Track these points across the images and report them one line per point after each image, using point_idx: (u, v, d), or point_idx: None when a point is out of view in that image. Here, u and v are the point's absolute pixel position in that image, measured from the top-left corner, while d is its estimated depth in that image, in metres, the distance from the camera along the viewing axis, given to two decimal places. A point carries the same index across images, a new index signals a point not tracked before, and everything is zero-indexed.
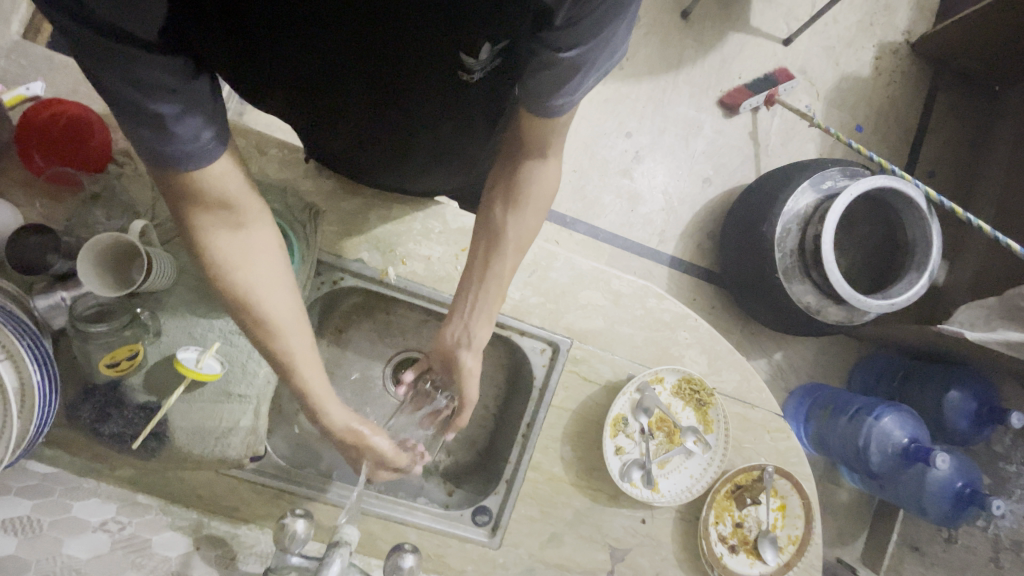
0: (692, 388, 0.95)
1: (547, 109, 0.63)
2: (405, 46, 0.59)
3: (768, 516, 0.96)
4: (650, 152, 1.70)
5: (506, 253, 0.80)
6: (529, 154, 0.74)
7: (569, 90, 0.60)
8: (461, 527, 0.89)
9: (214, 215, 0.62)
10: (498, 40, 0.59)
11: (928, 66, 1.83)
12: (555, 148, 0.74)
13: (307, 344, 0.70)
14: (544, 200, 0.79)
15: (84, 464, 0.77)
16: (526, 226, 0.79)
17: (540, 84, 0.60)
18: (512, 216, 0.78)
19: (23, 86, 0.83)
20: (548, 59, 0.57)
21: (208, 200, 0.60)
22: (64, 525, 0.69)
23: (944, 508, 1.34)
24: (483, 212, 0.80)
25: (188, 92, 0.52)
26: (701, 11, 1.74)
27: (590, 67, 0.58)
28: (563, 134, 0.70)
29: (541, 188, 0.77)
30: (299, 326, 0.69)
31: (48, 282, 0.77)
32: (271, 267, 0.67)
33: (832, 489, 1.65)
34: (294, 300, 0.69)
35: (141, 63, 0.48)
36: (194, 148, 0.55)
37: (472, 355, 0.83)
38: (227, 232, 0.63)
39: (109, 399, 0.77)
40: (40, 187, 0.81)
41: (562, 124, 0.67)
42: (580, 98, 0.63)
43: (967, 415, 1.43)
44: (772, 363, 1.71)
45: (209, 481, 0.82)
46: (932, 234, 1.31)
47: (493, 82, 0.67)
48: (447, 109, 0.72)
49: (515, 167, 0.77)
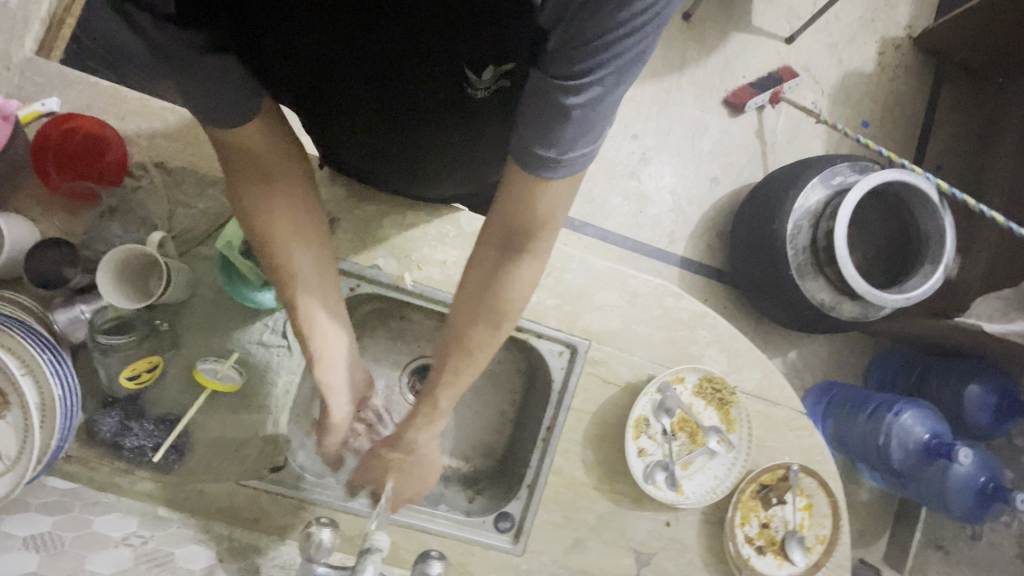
0: (713, 387, 0.94)
1: (533, 161, 0.56)
2: (411, 59, 0.61)
3: (795, 516, 0.94)
4: (657, 154, 1.70)
5: (453, 356, 0.75)
6: (507, 241, 0.68)
7: (559, 141, 0.53)
8: (484, 534, 0.88)
9: (247, 173, 0.64)
10: (502, 63, 0.60)
11: (932, 60, 1.82)
12: (542, 243, 0.67)
13: (325, 301, 0.73)
14: (516, 310, 0.72)
15: (102, 478, 0.76)
16: (478, 336, 0.73)
17: (529, 123, 0.53)
18: (468, 314, 0.73)
19: (38, 102, 0.84)
20: (542, 87, 0.51)
21: (243, 155, 0.62)
22: (85, 541, 0.66)
23: (968, 505, 1.32)
24: (455, 309, 0.74)
25: (207, 73, 0.51)
26: (702, 12, 1.74)
27: (585, 121, 0.52)
28: (552, 219, 0.64)
29: (516, 287, 0.70)
30: (316, 282, 0.72)
31: (67, 296, 0.76)
32: (301, 217, 0.70)
33: (853, 488, 1.62)
34: (320, 252, 0.73)
35: (158, 31, 0.47)
36: (230, 118, 0.56)
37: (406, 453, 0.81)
38: (273, 219, 0.67)
39: (132, 410, 0.79)
40: (58, 203, 0.82)
41: (548, 192, 0.59)
42: (573, 160, 0.56)
43: (987, 411, 1.42)
44: (786, 362, 1.69)
45: (229, 494, 0.80)
46: (946, 226, 1.30)
47: (499, 104, 0.69)
48: (452, 124, 0.73)
49: (494, 262, 0.70)
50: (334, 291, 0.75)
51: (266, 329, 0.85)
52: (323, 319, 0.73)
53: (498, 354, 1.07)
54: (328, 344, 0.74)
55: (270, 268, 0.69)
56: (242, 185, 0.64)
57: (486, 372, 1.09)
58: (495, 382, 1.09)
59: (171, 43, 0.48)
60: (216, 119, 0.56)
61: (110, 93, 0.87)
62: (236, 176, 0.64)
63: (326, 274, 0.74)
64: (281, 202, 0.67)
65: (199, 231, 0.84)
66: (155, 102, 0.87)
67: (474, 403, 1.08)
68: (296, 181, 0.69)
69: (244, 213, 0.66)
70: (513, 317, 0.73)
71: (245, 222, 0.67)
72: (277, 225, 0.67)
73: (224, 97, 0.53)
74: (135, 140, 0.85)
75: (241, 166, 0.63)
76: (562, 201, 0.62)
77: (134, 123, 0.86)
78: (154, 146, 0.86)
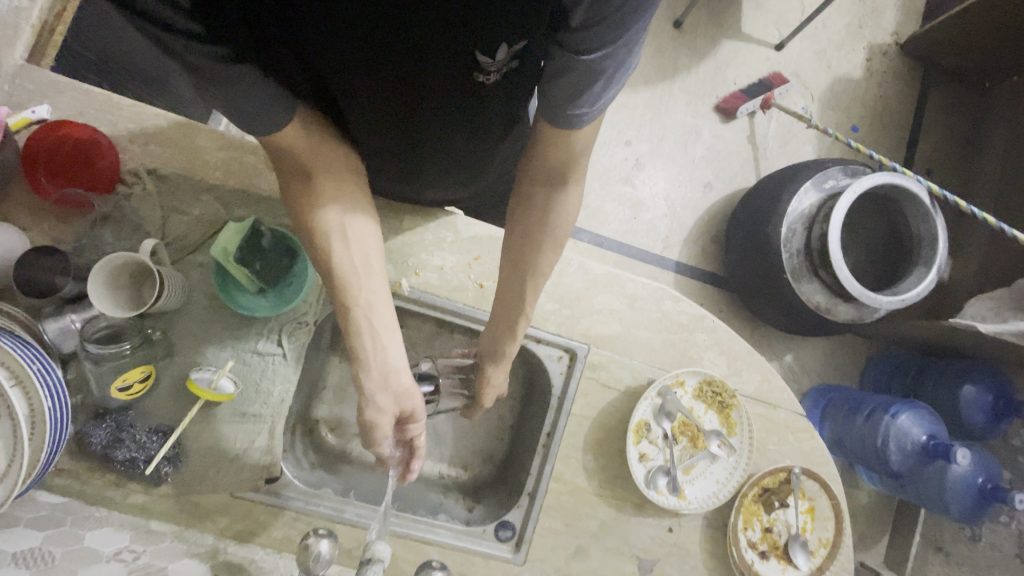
0: (713, 390, 0.94)
1: (564, 119, 0.59)
2: (423, 50, 0.57)
3: (797, 519, 0.93)
4: (650, 160, 1.71)
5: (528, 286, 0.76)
6: (551, 180, 0.70)
7: (589, 97, 0.56)
8: (485, 543, 0.87)
9: (293, 172, 0.64)
10: (516, 41, 0.56)
11: (918, 66, 1.86)
12: (578, 174, 0.70)
13: (382, 297, 0.66)
14: (565, 230, 0.74)
15: (95, 492, 0.75)
16: (543, 263, 0.75)
17: (559, 89, 0.56)
18: (531, 251, 0.74)
19: (29, 110, 0.83)
20: (566, 62, 0.53)
21: (280, 150, 0.61)
22: (75, 556, 0.64)
23: (966, 505, 1.32)
24: (512, 248, 0.76)
25: (237, 84, 0.52)
26: (693, 20, 1.77)
27: (611, 75, 0.54)
28: (584, 156, 0.67)
29: (563, 216, 0.73)
30: (372, 274, 0.66)
31: (58, 305, 0.75)
32: (352, 204, 0.66)
33: (853, 491, 1.62)
34: (369, 244, 0.67)
35: (182, 47, 0.48)
36: (272, 122, 0.57)
37: (496, 366, 0.84)
38: (321, 211, 0.64)
39: (123, 422, 0.76)
40: (49, 210, 0.80)
41: (579, 137, 0.62)
42: (603, 108, 0.59)
43: (983, 410, 1.42)
44: (783, 366, 1.70)
45: (224, 505, 0.79)
46: (937, 229, 1.31)
47: (511, 85, 0.65)
48: (465, 117, 0.69)
49: (535, 195, 0.73)
50: (385, 293, 0.67)
51: (262, 338, 0.84)
52: (380, 313, 0.66)
53: None
54: (387, 344, 0.67)
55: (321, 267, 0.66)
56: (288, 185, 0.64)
57: None
58: None
59: (193, 56, 0.49)
60: (253, 123, 0.56)
61: (102, 100, 0.86)
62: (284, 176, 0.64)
63: (374, 270, 0.66)
64: (328, 193, 0.64)
65: (194, 239, 0.83)
66: (148, 109, 0.86)
67: None
68: (345, 175, 0.66)
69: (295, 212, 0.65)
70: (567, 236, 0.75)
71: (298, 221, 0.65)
72: (325, 214, 0.64)
73: (258, 101, 0.54)
74: (127, 147, 0.84)
75: (285, 163, 0.63)
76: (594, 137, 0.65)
77: (127, 129, 0.85)
78: (147, 153, 0.85)
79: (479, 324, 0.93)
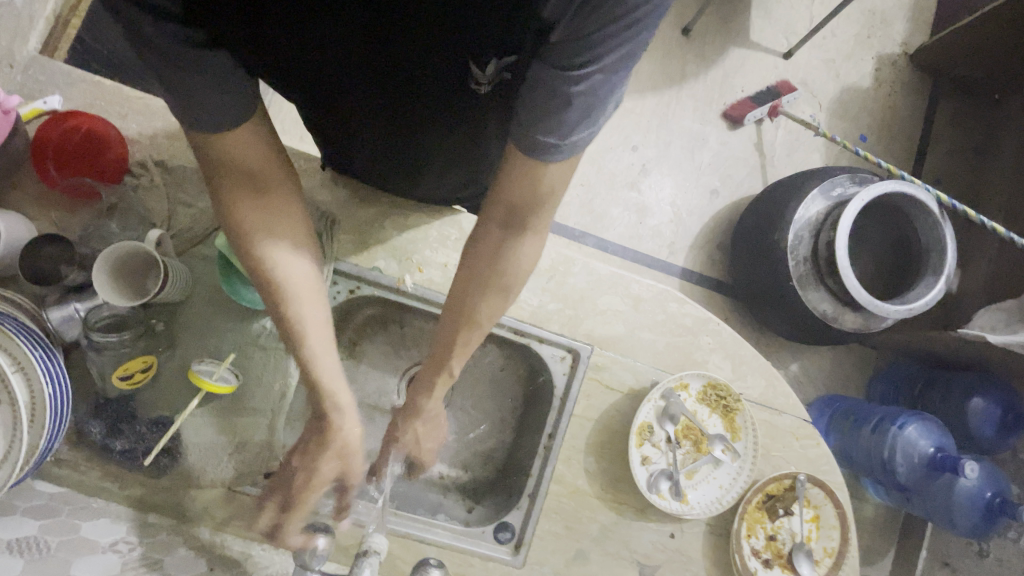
0: (718, 394, 0.92)
1: (535, 146, 0.56)
2: (416, 54, 0.57)
3: (802, 527, 0.91)
4: (656, 165, 1.71)
5: (462, 333, 0.74)
6: (505, 223, 0.68)
7: (562, 124, 0.53)
8: (483, 544, 0.86)
9: (240, 185, 0.62)
10: (505, 56, 0.57)
11: (927, 76, 1.85)
12: (539, 221, 0.67)
13: (325, 317, 0.71)
14: (519, 279, 0.72)
15: (92, 483, 0.74)
16: (490, 306, 0.73)
17: (533, 106, 0.53)
18: (475, 291, 0.72)
19: (40, 100, 0.82)
20: (546, 77, 0.51)
21: (232, 166, 0.61)
22: (72, 546, 0.64)
23: (975, 520, 1.29)
24: (457, 287, 0.74)
25: (195, 67, 0.50)
26: (701, 27, 1.77)
27: (590, 103, 0.52)
28: (552, 198, 0.64)
29: (520, 260, 0.71)
30: (313, 297, 0.69)
31: (61, 294, 0.75)
32: (294, 222, 0.69)
33: (858, 504, 1.59)
34: (311, 265, 0.71)
35: (152, 28, 0.46)
36: (226, 123, 0.56)
37: (407, 421, 0.83)
38: (264, 231, 0.65)
39: (122, 413, 0.76)
40: (56, 201, 0.81)
41: (552, 174, 0.60)
42: (575, 142, 0.56)
43: (992, 423, 1.40)
44: (788, 375, 1.68)
45: (221, 500, 0.78)
46: (947, 238, 1.30)
47: (504, 95, 0.65)
48: (459, 119, 0.70)
49: (489, 236, 0.70)
50: (324, 316, 0.71)
51: (264, 331, 0.83)
52: (320, 336, 0.70)
53: (498, 360, 1.05)
54: (333, 363, 0.72)
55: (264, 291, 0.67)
56: (232, 195, 0.63)
57: (485, 379, 1.07)
58: (495, 389, 1.07)
59: (160, 36, 0.47)
60: (210, 121, 0.55)
61: (113, 92, 0.87)
62: (228, 193, 0.63)
63: (319, 295, 0.71)
64: (276, 213, 0.66)
65: (199, 230, 0.83)
66: (157, 102, 0.87)
67: (472, 411, 1.07)
68: (291, 190, 0.68)
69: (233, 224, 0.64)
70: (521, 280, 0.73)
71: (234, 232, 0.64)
72: (270, 236, 0.66)
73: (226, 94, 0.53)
74: (136, 139, 0.85)
75: (229, 178, 0.62)
76: (566, 179, 0.62)
77: (136, 122, 0.86)
78: (156, 145, 0.85)
79: None
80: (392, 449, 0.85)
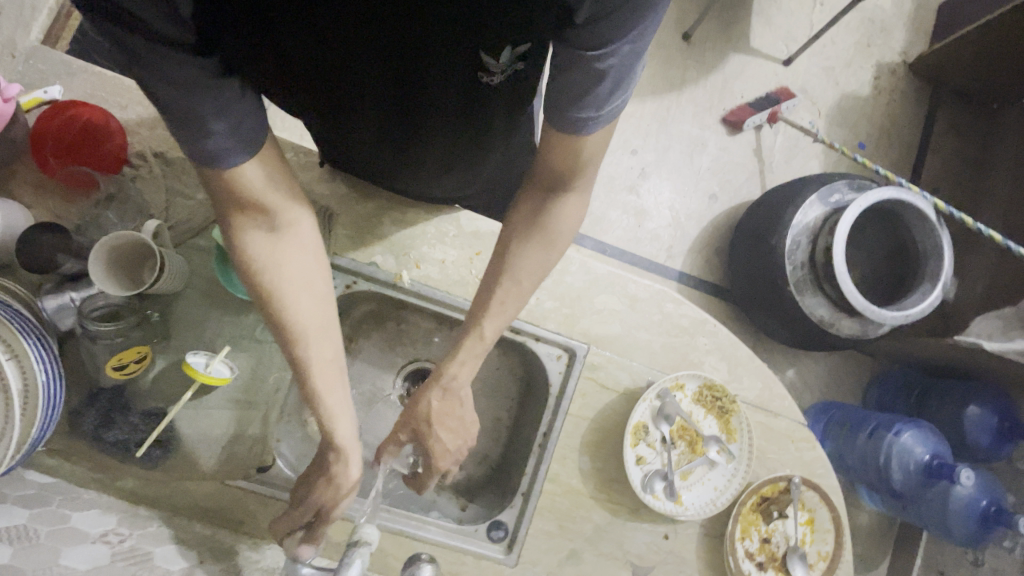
0: (713, 395, 0.92)
1: (572, 123, 0.61)
2: (429, 51, 0.57)
3: (796, 531, 0.91)
4: (656, 169, 1.72)
5: (502, 287, 0.77)
6: (547, 188, 0.74)
7: (595, 100, 0.57)
8: (476, 543, 0.85)
9: (248, 221, 0.64)
10: (519, 44, 0.57)
11: (926, 85, 1.86)
12: (582, 182, 0.72)
13: (335, 353, 0.71)
14: (564, 237, 0.77)
15: (83, 474, 0.73)
16: (529, 261, 0.77)
17: (565, 92, 0.57)
18: (517, 246, 0.77)
19: (41, 90, 0.83)
20: (572, 60, 0.54)
21: (242, 202, 0.62)
22: (61, 535, 0.63)
23: (970, 528, 1.29)
24: (499, 243, 0.79)
25: (206, 94, 0.52)
26: (701, 34, 1.78)
27: (617, 76, 0.55)
28: (592, 162, 0.68)
29: (561, 222, 0.76)
30: (322, 334, 0.69)
31: (57, 282, 0.75)
32: (308, 260, 0.69)
33: (853, 510, 1.59)
34: (327, 302, 0.70)
35: (163, 56, 0.48)
36: (237, 147, 0.57)
37: (429, 388, 0.80)
38: (274, 267, 0.66)
39: (115, 403, 0.75)
40: (53, 190, 0.81)
41: (587, 144, 0.64)
42: (609, 111, 0.60)
43: (988, 431, 1.39)
44: (785, 380, 1.68)
45: (214, 492, 0.77)
46: (943, 244, 1.30)
47: (513, 86, 0.65)
48: (465, 116, 0.70)
49: (537, 201, 0.76)
50: (335, 353, 0.71)
51: (259, 324, 0.83)
52: (324, 373, 0.69)
53: (494, 358, 1.05)
54: (339, 399, 0.71)
55: (274, 323, 0.67)
56: (242, 229, 0.64)
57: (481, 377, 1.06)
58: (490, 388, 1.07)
59: (172, 65, 0.48)
60: (219, 147, 0.56)
61: (114, 83, 0.87)
62: (238, 227, 0.64)
63: (332, 326, 0.71)
64: (285, 250, 0.67)
65: (196, 223, 0.83)
66: None
67: None
68: (304, 227, 0.68)
69: (241, 258, 0.65)
70: (565, 241, 0.78)
71: (245, 266, 0.65)
72: (279, 273, 0.66)
73: (236, 109, 0.55)
74: (136, 130, 0.85)
75: (240, 212, 0.63)
76: (603, 145, 0.66)
77: (136, 113, 0.86)
78: (155, 137, 0.85)
79: None
80: (401, 428, 0.82)
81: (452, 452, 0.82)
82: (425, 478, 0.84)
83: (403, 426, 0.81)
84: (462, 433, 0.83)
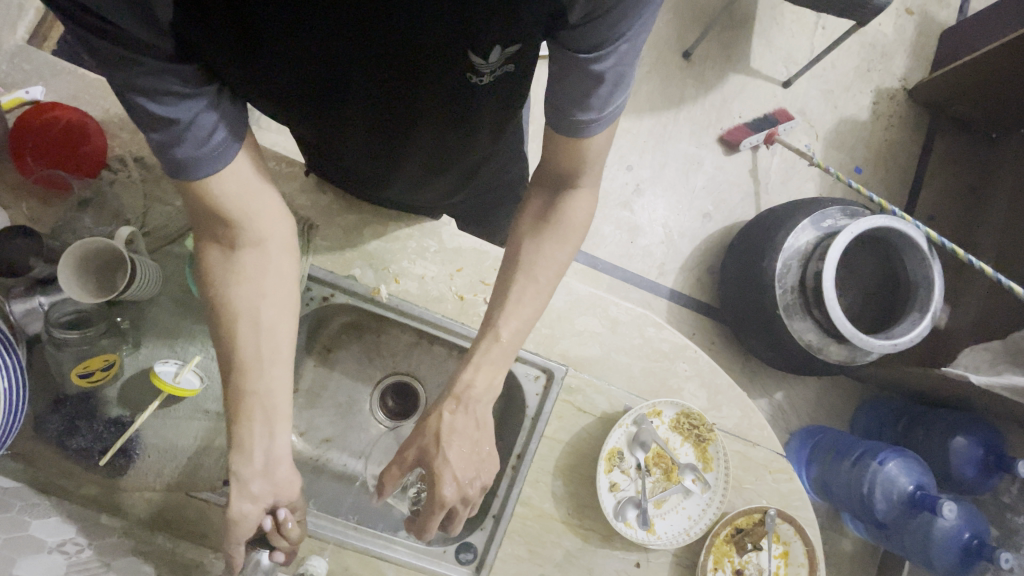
0: (691, 423, 0.91)
1: (571, 126, 0.61)
2: (418, 53, 0.56)
3: (770, 564, 0.89)
4: (651, 185, 1.71)
5: (517, 281, 0.76)
6: (555, 187, 0.75)
7: (596, 102, 0.58)
8: (443, 565, 0.84)
9: (211, 238, 0.65)
10: (509, 44, 0.57)
11: (925, 112, 1.86)
12: (589, 177, 0.72)
13: (278, 386, 0.68)
14: (576, 230, 0.76)
15: (47, 478, 0.72)
16: (541, 253, 0.76)
17: (564, 94, 0.58)
18: (531, 243, 0.76)
19: (23, 90, 0.85)
20: (568, 61, 0.55)
21: (206, 218, 0.63)
22: (17, 544, 0.61)
23: (952, 562, 1.27)
24: (507, 250, 0.78)
25: (182, 99, 0.53)
26: (702, 52, 1.78)
27: (615, 78, 0.56)
28: (597, 160, 0.68)
29: (576, 208, 0.74)
30: (282, 359, 0.68)
31: (27, 286, 0.75)
32: (265, 284, 0.67)
33: (835, 538, 1.57)
34: (285, 331, 0.69)
35: (141, 64, 0.49)
36: (215, 151, 0.57)
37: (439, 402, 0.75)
38: (231, 284, 0.66)
39: (82, 411, 0.76)
40: (30, 190, 0.80)
41: (592, 146, 0.64)
42: (611, 112, 0.60)
43: (973, 463, 1.37)
44: (772, 403, 1.67)
45: (179, 504, 0.76)
46: (934, 276, 1.29)
47: (502, 87, 0.64)
48: (456, 121, 0.69)
49: (545, 201, 0.76)
50: (284, 385, 0.69)
51: None
52: (281, 398, 0.68)
53: None
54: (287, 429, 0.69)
55: (229, 343, 0.66)
56: (207, 243, 0.65)
57: None
58: None
59: (149, 73, 0.50)
60: (197, 154, 0.56)
61: (98, 86, 0.87)
62: (202, 242, 0.65)
63: (279, 354, 0.68)
64: (242, 269, 0.66)
65: (173, 229, 0.83)
66: None
67: None
68: (267, 250, 0.67)
69: (205, 274, 0.66)
70: (580, 235, 0.77)
71: (206, 283, 0.66)
72: (235, 292, 0.66)
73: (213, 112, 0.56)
74: (117, 133, 0.85)
75: (205, 227, 0.64)
76: (605, 145, 0.66)
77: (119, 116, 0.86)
78: (136, 141, 0.85)
79: (459, 338, 0.90)
80: (408, 447, 0.76)
81: (462, 480, 0.73)
82: (430, 516, 0.74)
83: (409, 448, 0.75)
84: (475, 461, 0.75)
